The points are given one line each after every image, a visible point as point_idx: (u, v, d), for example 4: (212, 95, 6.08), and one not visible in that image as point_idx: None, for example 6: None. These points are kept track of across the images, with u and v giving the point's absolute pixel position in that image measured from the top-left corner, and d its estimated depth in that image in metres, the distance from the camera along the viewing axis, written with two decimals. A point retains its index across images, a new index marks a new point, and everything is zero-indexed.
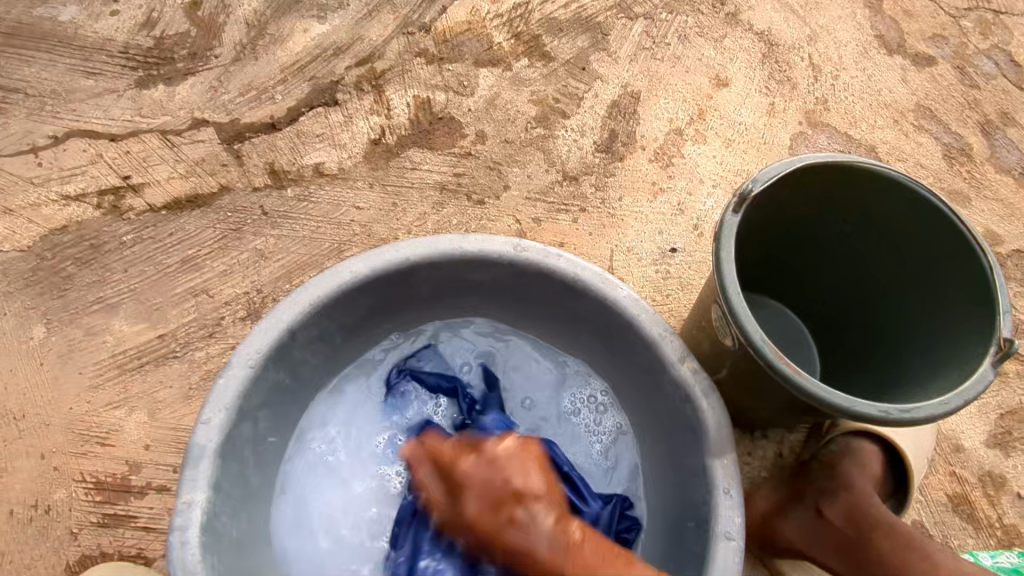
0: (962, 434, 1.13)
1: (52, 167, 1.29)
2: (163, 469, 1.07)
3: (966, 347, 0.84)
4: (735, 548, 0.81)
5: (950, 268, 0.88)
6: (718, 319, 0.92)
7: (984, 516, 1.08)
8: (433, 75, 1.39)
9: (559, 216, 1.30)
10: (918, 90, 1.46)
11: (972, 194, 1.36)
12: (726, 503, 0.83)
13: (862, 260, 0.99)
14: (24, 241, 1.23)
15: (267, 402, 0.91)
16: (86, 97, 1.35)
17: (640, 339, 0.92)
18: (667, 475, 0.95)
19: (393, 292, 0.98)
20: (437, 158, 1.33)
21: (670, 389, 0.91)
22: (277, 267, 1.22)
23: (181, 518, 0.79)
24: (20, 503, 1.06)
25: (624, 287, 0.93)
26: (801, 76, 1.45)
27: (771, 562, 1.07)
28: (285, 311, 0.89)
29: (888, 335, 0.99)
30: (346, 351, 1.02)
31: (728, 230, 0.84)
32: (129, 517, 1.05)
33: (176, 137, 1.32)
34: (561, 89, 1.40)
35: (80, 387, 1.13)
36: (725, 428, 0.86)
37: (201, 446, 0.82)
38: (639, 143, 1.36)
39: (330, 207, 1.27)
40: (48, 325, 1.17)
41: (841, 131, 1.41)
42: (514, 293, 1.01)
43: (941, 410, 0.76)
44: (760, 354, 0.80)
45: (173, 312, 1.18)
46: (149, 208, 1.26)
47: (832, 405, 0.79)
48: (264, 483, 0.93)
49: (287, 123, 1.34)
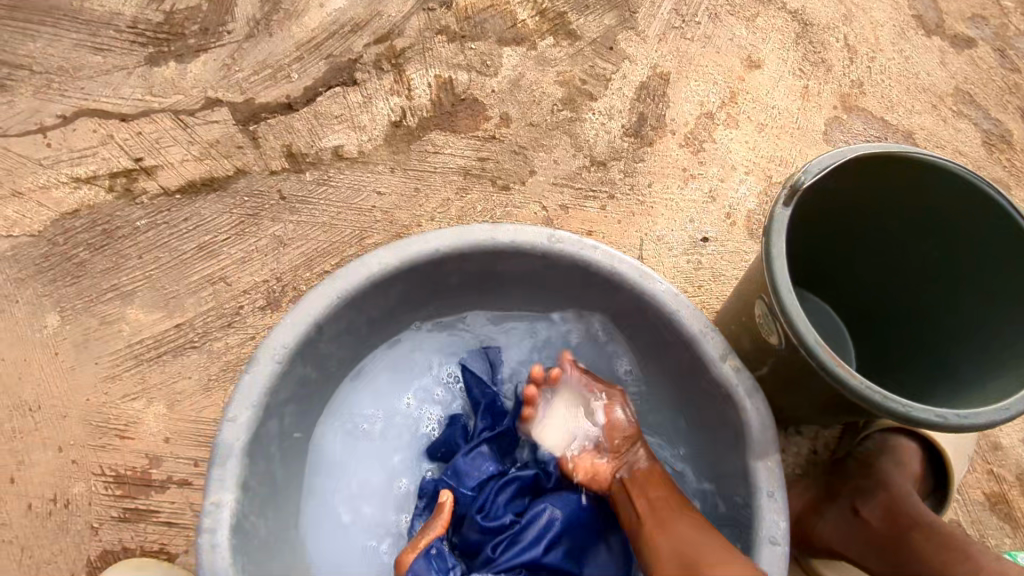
0: (1000, 432, 1.10)
1: (61, 148, 1.24)
2: (184, 463, 1.05)
3: (1022, 349, 0.81)
4: (780, 553, 0.78)
5: (1007, 264, 0.85)
6: (762, 316, 0.89)
7: (1021, 516, 1.06)
8: (455, 54, 1.34)
9: (587, 203, 1.25)
10: (957, 73, 1.41)
11: (1011, 183, 1.32)
12: (770, 506, 0.80)
13: (909, 253, 0.96)
14: (34, 225, 1.19)
15: (293, 398, 0.88)
16: (94, 75, 1.30)
17: (680, 335, 0.89)
18: (705, 475, 0.92)
19: (421, 284, 0.94)
20: (460, 142, 1.28)
21: (711, 387, 0.88)
22: (296, 254, 1.18)
23: (210, 520, 0.77)
24: (39, 496, 1.03)
25: (664, 282, 0.90)
26: (836, 57, 1.40)
27: (805, 563, 1.04)
28: (312, 304, 0.86)
29: (933, 331, 0.96)
30: (373, 343, 0.99)
31: (778, 224, 0.80)
32: (150, 511, 1.02)
33: (189, 117, 1.27)
34: (588, 69, 1.35)
35: (96, 378, 1.10)
36: (770, 430, 0.83)
37: (228, 445, 0.79)
38: (669, 127, 1.32)
39: (350, 192, 1.23)
40: (61, 313, 1.14)
41: (877, 116, 1.36)
42: (547, 285, 0.98)
43: (1002, 417, 0.73)
44: (812, 355, 0.77)
45: (191, 301, 1.15)
46: (163, 192, 1.22)
47: (886, 410, 0.76)
48: (291, 480, 0.91)
49: (303, 103, 1.29)
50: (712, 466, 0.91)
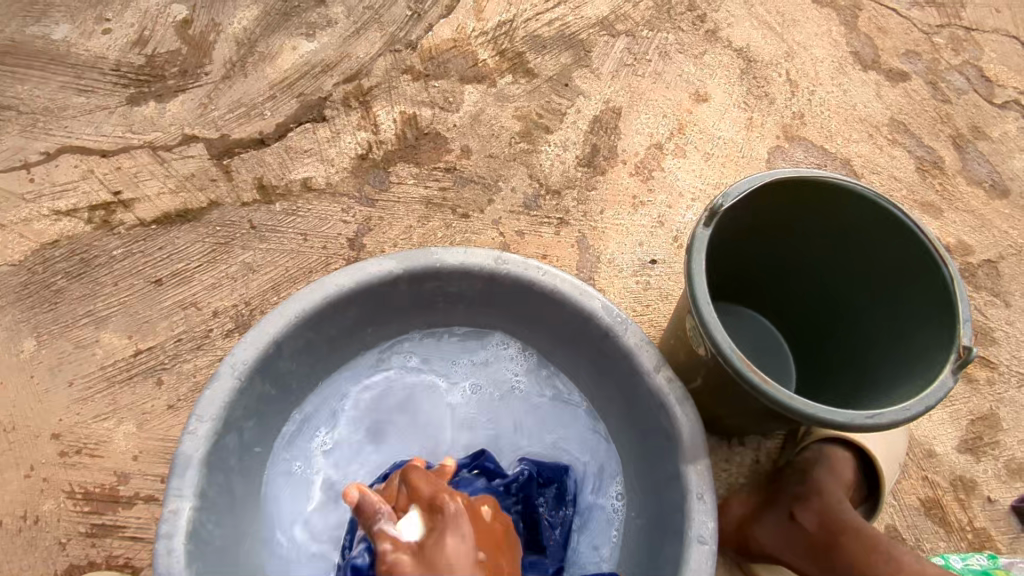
0: (934, 440, 1.15)
1: (44, 183, 1.31)
2: (151, 479, 1.09)
3: (928, 354, 0.87)
4: (708, 551, 0.83)
5: (915, 277, 0.91)
6: (691, 329, 0.95)
7: (955, 520, 1.11)
8: (419, 91, 1.42)
9: (542, 229, 1.32)
10: (892, 104, 1.50)
11: (944, 206, 1.39)
12: (699, 508, 0.85)
13: (832, 268, 1.03)
14: (15, 255, 1.25)
15: (252, 413, 0.93)
16: (78, 115, 1.38)
17: (616, 348, 0.95)
18: (645, 480, 0.97)
19: (377, 304, 1.01)
20: (423, 174, 1.36)
21: (645, 397, 0.93)
22: (264, 279, 1.25)
23: (167, 525, 0.81)
24: (9, 514, 1.07)
25: (602, 299, 0.96)
26: (778, 91, 1.49)
27: (747, 566, 1.07)
28: (272, 323, 0.91)
29: (860, 338, 1.02)
30: (332, 360, 1.04)
31: (699, 244, 0.87)
32: (117, 526, 1.06)
33: (167, 153, 1.35)
34: (544, 105, 1.43)
35: (68, 400, 1.15)
36: (699, 435, 0.88)
37: (187, 456, 0.84)
38: (620, 157, 1.40)
39: (317, 221, 1.30)
40: (38, 338, 1.19)
41: (817, 145, 1.45)
42: (495, 304, 1.04)
43: (904, 417, 0.78)
44: (730, 363, 0.82)
45: (162, 325, 1.20)
46: (140, 223, 1.28)
47: (798, 412, 0.81)
48: (249, 490, 0.95)
49: (275, 139, 1.36)
50: (649, 474, 0.96)
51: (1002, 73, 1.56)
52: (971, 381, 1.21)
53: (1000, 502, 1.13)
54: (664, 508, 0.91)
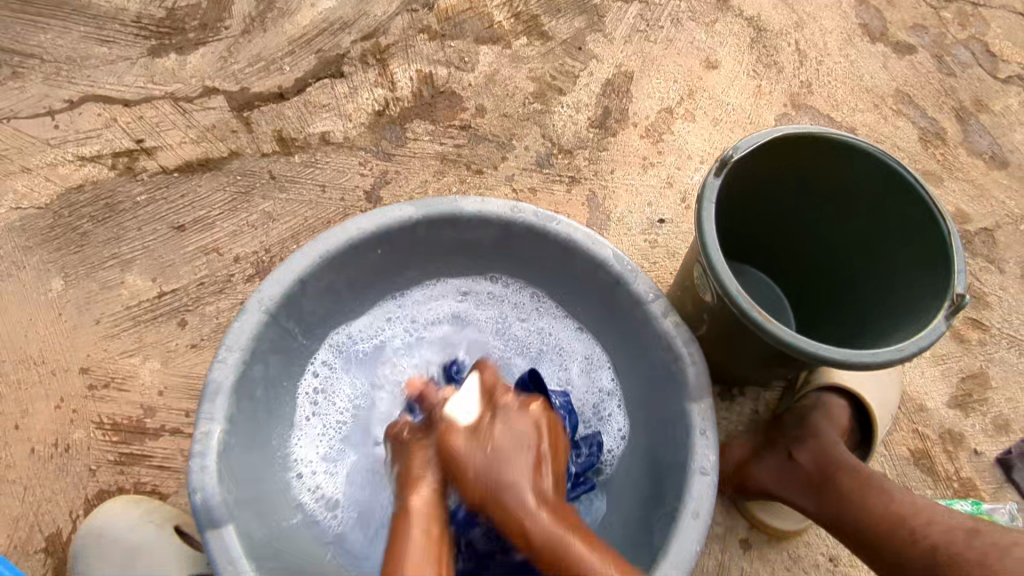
0: (925, 396, 1.21)
1: (69, 129, 1.34)
2: (176, 414, 1.14)
3: (924, 305, 0.92)
4: (710, 482, 0.88)
5: (914, 233, 0.95)
6: (698, 277, 0.99)
7: (942, 470, 1.16)
8: (435, 51, 1.45)
9: (554, 186, 1.36)
10: (898, 76, 1.53)
11: (944, 175, 1.43)
12: (702, 442, 0.89)
13: (835, 227, 1.07)
14: (41, 198, 1.29)
15: (276, 347, 0.98)
16: (100, 64, 1.40)
17: (626, 295, 0.99)
18: (649, 422, 1.02)
19: (397, 248, 1.05)
20: (438, 131, 1.39)
21: (652, 342, 0.98)
22: (284, 228, 1.29)
23: (199, 446, 0.85)
24: (41, 442, 1.12)
25: (613, 248, 1.00)
26: (787, 60, 1.52)
27: (742, 506, 1.12)
28: (298, 262, 0.95)
29: (858, 295, 1.07)
30: (350, 303, 1.08)
31: (709, 192, 0.90)
32: (144, 456, 1.11)
33: (188, 104, 1.37)
34: (558, 67, 1.46)
35: (95, 337, 1.19)
36: (704, 375, 0.93)
37: (217, 383, 0.88)
38: (631, 119, 1.43)
39: (335, 173, 1.34)
40: (65, 278, 1.23)
41: (823, 113, 1.48)
42: (509, 252, 1.08)
43: (898, 356, 0.83)
44: (736, 305, 0.87)
45: (186, 269, 1.24)
46: (162, 171, 1.32)
47: (799, 351, 0.85)
48: (271, 423, 1.00)
49: (294, 94, 1.39)
50: (656, 417, 1.00)
51: (1007, 49, 1.59)
52: (962, 341, 1.26)
53: (985, 455, 1.18)
54: (668, 445, 0.96)
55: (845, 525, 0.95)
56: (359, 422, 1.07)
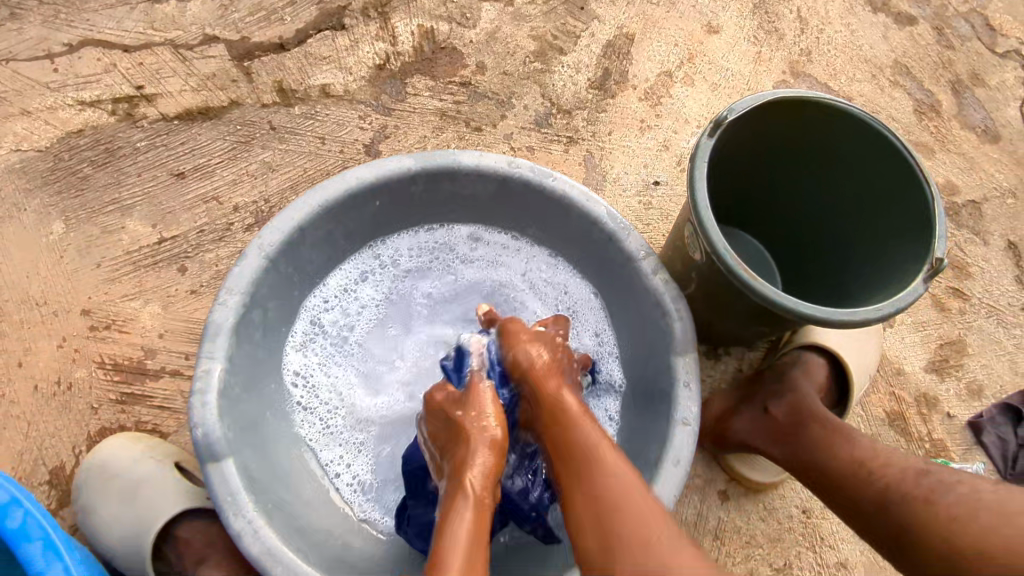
0: (903, 359, 1.25)
1: (68, 73, 1.34)
2: (176, 356, 1.17)
3: (905, 268, 0.95)
4: (691, 431, 0.92)
5: (900, 198, 0.98)
6: (689, 235, 1.01)
7: (915, 430, 1.21)
8: (437, 6, 1.44)
9: (551, 146, 1.38)
10: (897, 47, 1.54)
11: (936, 147, 1.45)
12: (685, 394, 0.93)
13: (824, 192, 1.10)
14: (42, 141, 1.29)
15: (275, 292, 1.00)
16: (99, 8, 1.39)
17: (617, 251, 1.02)
18: (637, 375, 1.06)
19: (395, 199, 1.06)
20: (438, 87, 1.39)
21: (642, 297, 1.01)
22: (283, 179, 1.30)
23: (201, 383, 0.88)
24: (44, 379, 1.15)
25: (607, 205, 1.02)
26: (788, 27, 1.53)
27: (722, 459, 1.18)
28: (298, 209, 0.97)
29: (843, 259, 1.10)
30: (348, 252, 1.11)
31: (702, 152, 0.92)
32: (144, 396, 1.15)
33: (188, 51, 1.37)
34: (560, 26, 1.46)
35: (96, 280, 1.21)
36: (690, 330, 0.96)
37: (218, 324, 0.91)
38: (631, 82, 1.44)
39: (335, 126, 1.34)
40: (66, 221, 1.25)
41: (821, 82, 1.50)
42: (505, 206, 1.10)
43: (876, 315, 0.86)
44: (723, 262, 0.89)
45: (185, 216, 1.26)
46: (162, 118, 1.32)
47: (782, 307, 0.88)
48: (269, 365, 1.03)
49: (294, 45, 1.39)
50: (644, 371, 1.04)
51: (1007, 23, 1.60)
52: (943, 309, 1.30)
53: (958, 418, 1.22)
54: (654, 396, 1.00)
55: (809, 472, 0.99)
56: (355, 368, 1.11)
